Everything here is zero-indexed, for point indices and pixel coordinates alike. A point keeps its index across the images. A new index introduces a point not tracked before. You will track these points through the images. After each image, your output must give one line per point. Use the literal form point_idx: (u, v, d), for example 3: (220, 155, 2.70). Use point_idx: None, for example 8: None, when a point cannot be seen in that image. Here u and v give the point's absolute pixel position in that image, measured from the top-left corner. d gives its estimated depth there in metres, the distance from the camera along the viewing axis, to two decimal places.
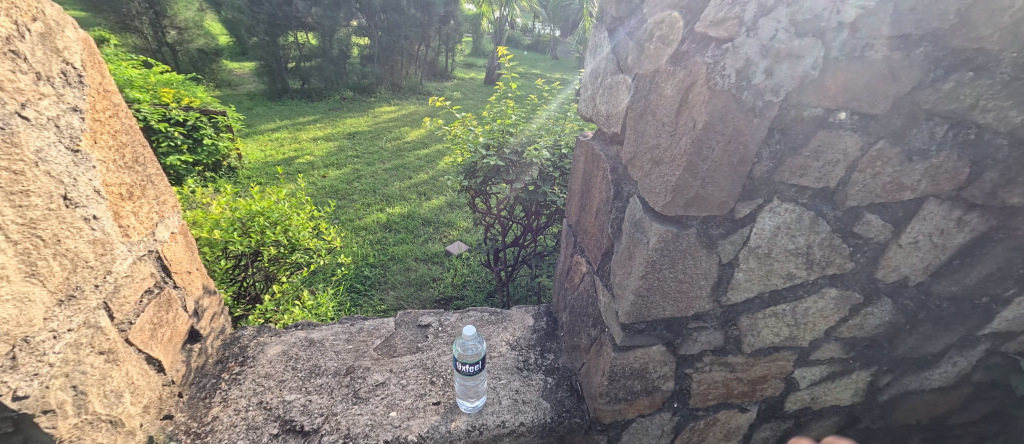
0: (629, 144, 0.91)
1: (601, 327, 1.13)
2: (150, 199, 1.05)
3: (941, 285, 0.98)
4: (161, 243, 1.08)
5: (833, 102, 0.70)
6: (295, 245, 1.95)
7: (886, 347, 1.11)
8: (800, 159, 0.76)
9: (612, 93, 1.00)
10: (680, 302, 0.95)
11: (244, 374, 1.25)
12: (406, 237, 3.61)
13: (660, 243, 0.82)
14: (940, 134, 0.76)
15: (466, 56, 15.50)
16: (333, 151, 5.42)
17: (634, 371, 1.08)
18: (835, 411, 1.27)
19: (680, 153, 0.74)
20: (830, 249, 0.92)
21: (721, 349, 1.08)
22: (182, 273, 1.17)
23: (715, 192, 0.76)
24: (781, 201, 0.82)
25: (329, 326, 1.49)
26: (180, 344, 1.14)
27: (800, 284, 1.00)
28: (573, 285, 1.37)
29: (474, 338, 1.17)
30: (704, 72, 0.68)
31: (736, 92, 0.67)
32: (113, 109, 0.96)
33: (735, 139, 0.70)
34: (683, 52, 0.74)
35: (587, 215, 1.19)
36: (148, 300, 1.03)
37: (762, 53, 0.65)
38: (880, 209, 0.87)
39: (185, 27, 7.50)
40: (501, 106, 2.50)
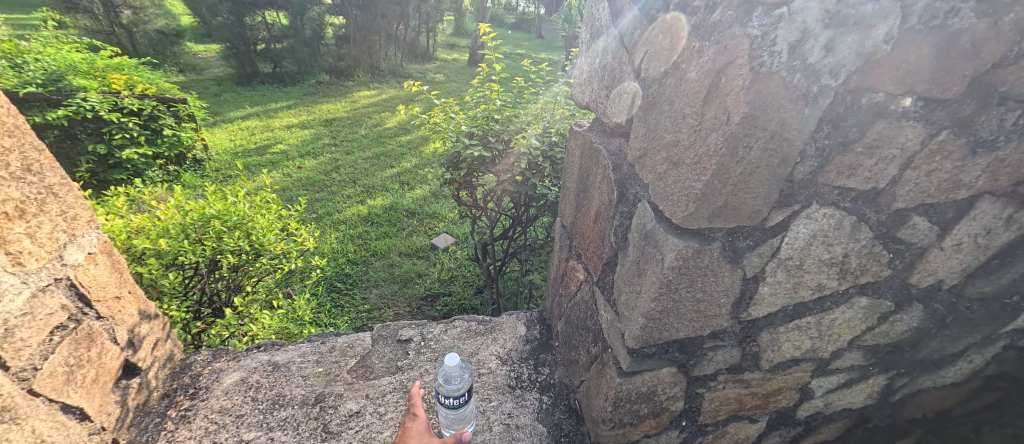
0: (637, 139, 0.75)
1: (603, 345, 1.00)
2: (52, 215, 0.85)
3: (975, 287, 0.86)
4: (74, 267, 0.89)
5: (899, 86, 0.56)
6: (260, 251, 1.76)
7: (908, 351, 0.99)
8: (851, 156, 0.62)
9: (614, 75, 0.85)
10: (696, 322, 0.82)
11: (195, 410, 1.09)
12: (388, 230, 3.41)
13: (678, 260, 0.68)
14: (1012, 121, 0.61)
15: (448, 36, 14.93)
16: (308, 139, 5.12)
17: (642, 395, 0.95)
18: (850, 419, 1.18)
19: (708, 153, 0.58)
20: (868, 256, 0.79)
21: (737, 366, 0.96)
22: (107, 301, 0.98)
23: (747, 200, 0.61)
24: (821, 205, 0.68)
25: (297, 345, 1.33)
26: (110, 383, 0.97)
27: (829, 295, 0.87)
28: (569, 294, 1.23)
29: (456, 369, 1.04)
30: (746, 47, 0.52)
31: (786, 75, 0.51)
32: None
33: (779, 135, 0.55)
34: (713, 23, 0.56)
35: (584, 217, 1.04)
36: (60, 338, 0.85)
37: (824, 21, 0.48)
38: (928, 210, 0.74)
39: (141, 6, 6.93)
40: (485, 90, 2.30)
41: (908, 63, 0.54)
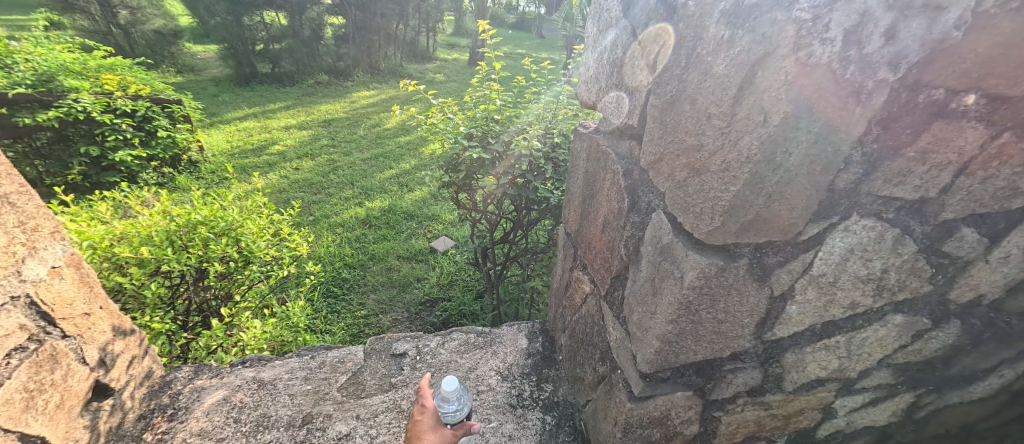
0: (651, 142, 0.68)
1: (612, 365, 0.92)
2: (10, 228, 0.77)
3: (1017, 302, 0.78)
4: (34, 283, 0.82)
5: (962, 80, 0.48)
6: (249, 258, 1.69)
7: (940, 368, 0.90)
8: (901, 162, 0.55)
9: (624, 71, 0.77)
10: (716, 344, 0.74)
11: (173, 433, 1.01)
12: (386, 234, 3.33)
13: (699, 279, 0.61)
14: None
15: (448, 36, 14.84)
16: (306, 140, 5.05)
17: (654, 421, 0.87)
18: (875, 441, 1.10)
19: (741, 159, 0.51)
20: (908, 272, 0.71)
21: (757, 388, 0.88)
22: (74, 318, 0.91)
23: (783, 213, 0.53)
24: (861, 216, 0.60)
25: (285, 361, 1.26)
26: (78, 408, 0.90)
27: (861, 312, 0.79)
28: (573, 306, 1.15)
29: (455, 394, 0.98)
30: (791, 34, 0.44)
31: (838, 67, 0.44)
32: None
33: (823, 139, 0.47)
34: (748, 8, 0.49)
35: (590, 226, 0.96)
36: (19, 361, 0.77)
37: (887, 2, 0.40)
38: (977, 220, 0.66)
39: (139, 7, 6.88)
40: (485, 90, 2.23)
41: (976, 53, 0.46)
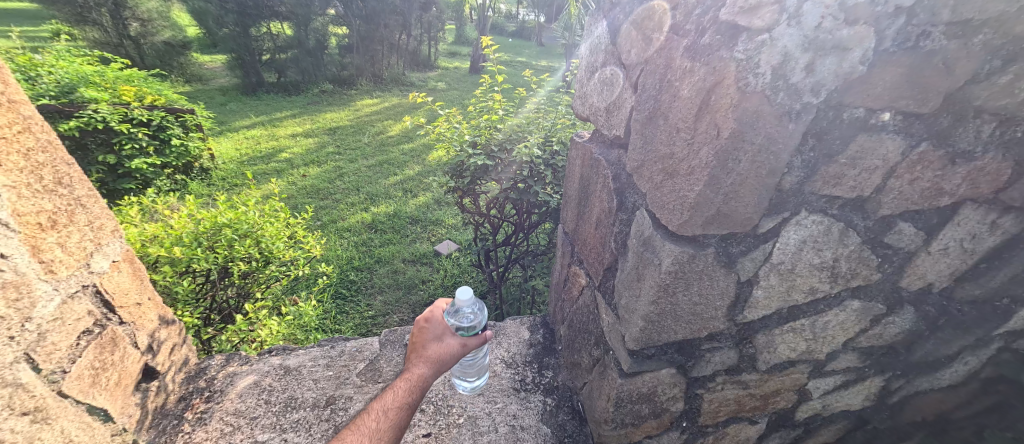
0: (635, 151, 0.80)
1: (605, 347, 1.03)
2: (81, 226, 0.90)
3: (963, 289, 0.89)
4: (99, 274, 0.95)
5: (877, 102, 0.60)
6: (269, 258, 1.81)
7: (903, 352, 1.02)
8: (835, 167, 0.66)
9: (612, 90, 0.90)
10: (693, 324, 0.86)
11: (210, 412, 1.13)
12: (391, 237, 3.45)
13: (674, 265, 0.72)
14: (987, 132, 0.66)
15: (450, 45, 15.07)
16: (313, 148, 5.18)
17: (642, 396, 0.99)
18: (847, 421, 1.20)
19: (701, 165, 0.63)
20: (858, 261, 0.82)
21: (735, 368, 1.00)
22: (129, 307, 1.03)
23: (739, 208, 0.65)
24: (810, 212, 0.72)
25: (308, 350, 1.38)
26: (132, 386, 1.02)
27: (822, 298, 0.90)
28: (572, 299, 1.26)
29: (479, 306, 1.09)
30: (732, 70, 0.56)
31: (770, 94, 0.56)
32: (23, 123, 0.81)
33: (766, 148, 0.59)
34: (704, 45, 0.61)
35: (585, 224, 1.08)
36: (87, 342, 0.90)
37: (804, 45, 0.53)
38: (913, 216, 0.78)
39: (149, 19, 7.08)
40: (488, 100, 2.38)
41: (884, 81, 0.59)
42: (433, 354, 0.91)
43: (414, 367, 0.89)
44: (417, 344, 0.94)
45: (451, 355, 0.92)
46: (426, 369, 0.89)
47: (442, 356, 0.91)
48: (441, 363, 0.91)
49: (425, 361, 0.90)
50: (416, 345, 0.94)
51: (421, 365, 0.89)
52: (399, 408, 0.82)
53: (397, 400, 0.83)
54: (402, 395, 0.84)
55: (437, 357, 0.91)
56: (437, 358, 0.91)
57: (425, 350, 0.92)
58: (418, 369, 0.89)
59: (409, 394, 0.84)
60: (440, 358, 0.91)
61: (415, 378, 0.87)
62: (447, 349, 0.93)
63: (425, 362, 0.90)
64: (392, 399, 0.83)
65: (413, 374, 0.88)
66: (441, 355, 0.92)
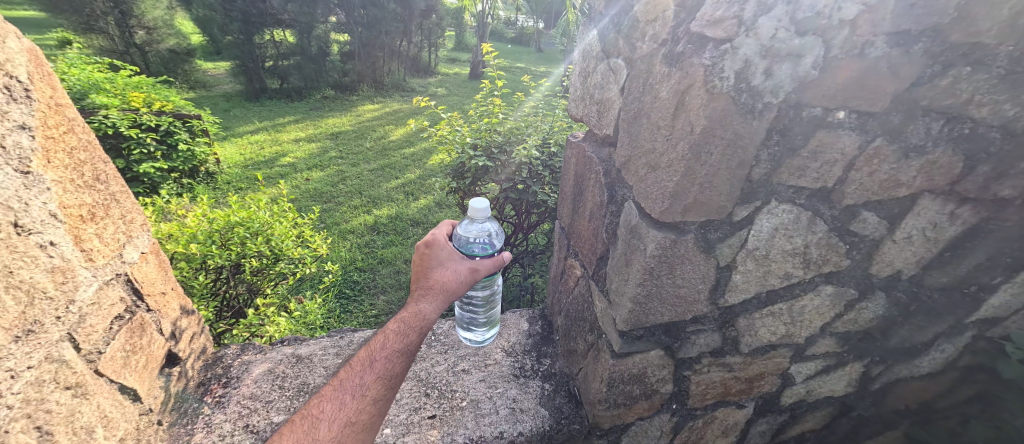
0: (622, 147, 0.88)
1: (598, 332, 1.11)
2: (115, 219, 0.99)
3: (933, 277, 0.97)
4: (130, 264, 1.03)
5: (832, 102, 0.68)
6: (278, 255, 1.90)
7: (879, 339, 1.10)
8: (799, 159, 0.74)
9: (602, 93, 0.99)
10: (678, 307, 0.93)
11: (228, 396, 1.22)
12: (394, 239, 3.53)
13: (658, 250, 0.80)
14: (936, 129, 0.75)
15: (450, 51, 15.22)
16: (315, 152, 5.27)
17: (633, 377, 1.06)
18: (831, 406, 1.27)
19: (678, 158, 0.71)
20: (827, 247, 0.90)
21: (719, 350, 1.07)
22: (155, 296, 1.11)
23: (713, 197, 0.74)
24: (779, 202, 0.80)
25: (317, 340, 1.46)
26: (157, 370, 1.10)
27: (797, 283, 0.98)
28: (568, 289, 1.34)
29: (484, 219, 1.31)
30: (702, 74, 0.65)
31: (735, 95, 0.64)
32: (68, 124, 0.89)
33: (734, 142, 0.67)
34: (678, 53, 0.70)
35: (580, 218, 1.16)
36: (119, 327, 0.98)
37: (762, 53, 0.62)
38: (876, 206, 0.86)
39: (154, 27, 7.22)
40: (488, 104, 2.48)
41: (837, 83, 0.66)
42: (443, 282, 0.99)
43: (417, 304, 0.95)
44: (423, 274, 1.01)
45: (462, 281, 1.01)
46: (431, 304, 0.96)
47: (453, 283, 1.00)
48: (451, 290, 0.99)
49: (430, 294, 0.97)
50: (420, 276, 1.01)
51: (426, 299, 0.96)
52: (406, 346, 0.89)
53: (402, 339, 0.90)
54: (406, 334, 0.90)
55: (442, 281, 0.99)
56: (442, 285, 0.98)
57: (432, 281, 0.99)
58: (418, 306, 0.94)
59: (413, 331, 0.90)
60: (450, 285, 0.99)
61: (419, 315, 0.93)
62: (457, 276, 1.01)
63: (429, 297, 0.96)
64: (396, 339, 0.89)
65: (416, 311, 0.94)
66: (452, 282, 1.00)
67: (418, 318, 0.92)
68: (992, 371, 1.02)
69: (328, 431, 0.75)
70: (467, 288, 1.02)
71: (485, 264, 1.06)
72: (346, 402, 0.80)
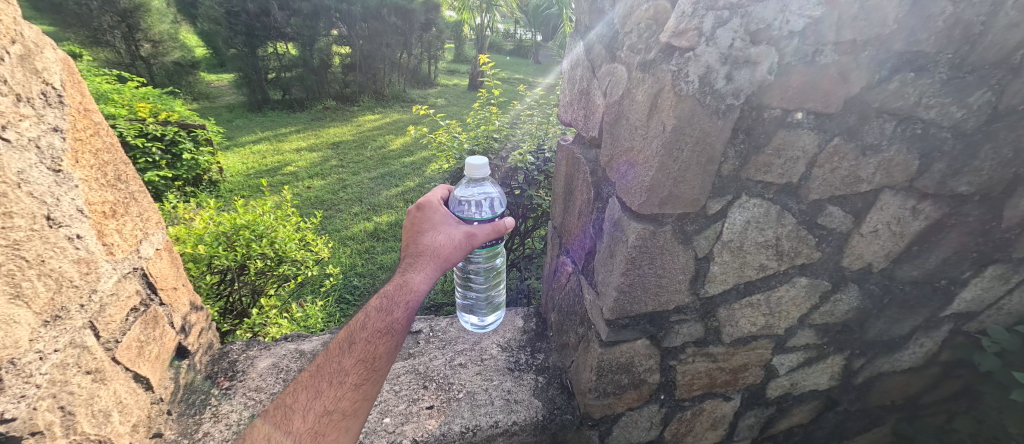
0: (606, 148, 0.98)
1: (588, 324, 1.17)
2: (133, 216, 1.06)
3: (903, 270, 1.02)
4: (146, 259, 1.09)
5: (790, 104, 0.76)
6: (282, 257, 1.98)
7: (858, 330, 1.13)
8: (764, 157, 0.82)
9: (587, 101, 1.08)
10: (660, 297, 1.00)
11: (234, 389, 1.28)
12: (393, 245, 3.58)
13: (638, 240, 0.88)
14: (890, 129, 0.82)
15: (449, 63, 15.45)
16: (317, 161, 5.36)
17: (621, 366, 1.12)
18: (817, 401, 1.29)
19: (652, 155, 0.80)
20: (797, 240, 0.95)
21: (702, 340, 1.12)
22: (167, 290, 1.18)
23: (687, 191, 0.83)
24: (749, 196, 0.88)
25: (319, 337, 1.54)
26: (168, 361, 1.16)
27: (772, 275, 1.01)
28: (560, 286, 1.40)
29: (481, 180, 1.39)
30: (670, 78, 0.74)
31: (701, 97, 0.73)
32: (94, 127, 0.97)
33: (703, 140, 0.77)
34: (650, 60, 0.80)
35: (569, 216, 1.23)
36: (135, 318, 1.04)
37: (722, 60, 0.71)
38: (841, 201, 0.91)
39: (160, 40, 7.38)
40: (485, 113, 2.57)
41: (792, 85, 0.74)
42: (436, 248, 1.03)
43: (402, 279, 0.98)
44: (415, 240, 1.05)
45: (457, 246, 1.05)
46: (417, 277, 0.98)
47: (447, 248, 1.03)
48: (442, 258, 1.02)
49: (419, 265, 1.00)
50: (413, 243, 1.05)
51: (414, 270, 0.99)
52: (388, 325, 0.92)
53: (385, 318, 0.93)
54: (387, 313, 0.93)
55: (434, 245, 1.03)
56: (433, 251, 1.02)
57: (424, 248, 1.03)
58: (405, 279, 0.98)
59: (396, 308, 0.93)
60: (442, 252, 1.03)
61: (403, 291, 0.96)
62: (450, 242, 1.05)
63: (417, 269, 1.00)
64: (378, 319, 0.93)
65: (400, 288, 0.97)
66: (446, 248, 1.03)
67: (401, 295, 0.95)
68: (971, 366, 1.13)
69: (303, 421, 0.80)
70: (463, 253, 1.06)
71: (483, 229, 1.10)
72: (323, 390, 0.84)
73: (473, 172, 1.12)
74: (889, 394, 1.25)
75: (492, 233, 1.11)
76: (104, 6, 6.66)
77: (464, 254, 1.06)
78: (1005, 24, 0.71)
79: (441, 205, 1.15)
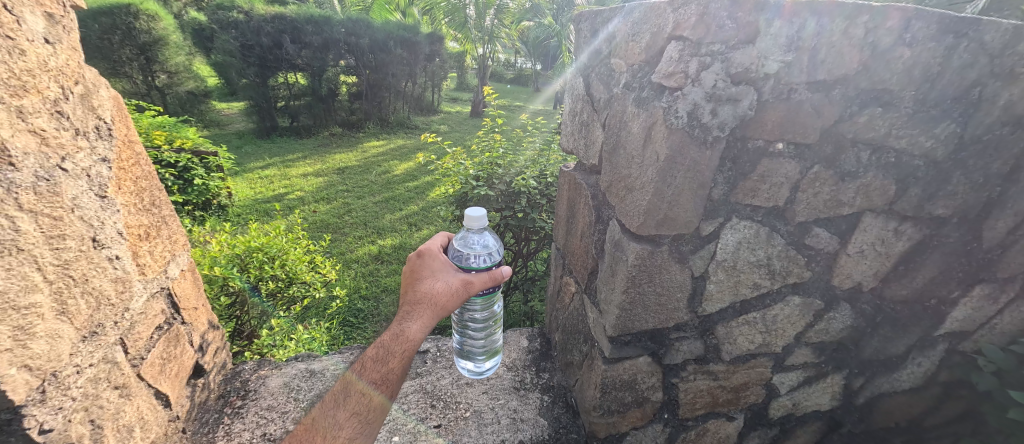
0: (606, 174, 1.07)
1: (591, 342, 1.22)
2: (164, 239, 1.13)
3: (892, 290, 1.06)
4: (172, 279, 1.16)
5: (772, 135, 0.86)
6: (292, 278, 2.10)
7: (854, 349, 1.15)
8: (750, 183, 0.91)
9: (589, 133, 1.19)
10: (660, 313, 1.06)
11: (246, 407, 1.31)
12: (397, 268, 3.62)
13: (638, 259, 0.96)
14: (865, 158, 0.90)
15: (451, 92, 15.89)
16: (323, 186, 5.49)
17: (625, 383, 1.16)
18: (822, 423, 1.29)
19: (649, 181, 0.90)
20: (788, 260, 1.01)
21: (703, 358, 1.15)
22: (189, 310, 1.24)
23: (681, 213, 0.92)
24: (739, 218, 0.95)
25: (329, 357, 1.60)
26: (185, 379, 1.20)
27: (767, 293, 1.06)
28: (563, 306, 1.45)
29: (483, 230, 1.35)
30: (661, 114, 0.85)
31: (689, 130, 0.84)
32: (135, 157, 1.06)
33: (694, 168, 0.88)
34: (644, 98, 0.90)
35: (573, 238, 1.30)
36: (159, 336, 1.09)
37: (707, 98, 0.82)
38: (826, 223, 0.97)
39: (175, 71, 7.69)
40: (489, 140, 2.70)
41: (769, 119, 0.85)
42: (434, 296, 1.06)
43: (399, 329, 1.02)
44: (413, 287, 1.09)
45: (454, 293, 1.08)
46: (414, 326, 1.02)
47: (444, 296, 1.06)
48: (439, 306, 1.05)
49: (416, 314, 1.04)
50: (411, 290, 1.08)
51: (411, 319, 1.03)
52: (384, 376, 0.97)
53: (380, 369, 0.97)
54: (383, 364, 0.98)
55: (432, 292, 1.06)
56: (431, 298, 1.05)
57: (422, 295, 1.06)
58: (402, 328, 1.02)
59: (392, 359, 0.98)
60: (440, 300, 1.05)
61: (400, 341, 1.00)
62: (448, 289, 1.07)
63: (414, 318, 1.03)
64: (374, 370, 0.97)
65: (397, 338, 1.01)
66: (443, 296, 1.06)
67: (399, 346, 0.99)
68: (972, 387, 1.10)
69: None
70: (460, 300, 1.08)
71: (480, 277, 1.12)
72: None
73: (471, 223, 1.18)
74: (892, 415, 1.19)
75: (489, 281, 1.12)
76: (124, 40, 6.97)
77: (462, 301, 1.08)
78: (960, 65, 0.80)
79: (441, 253, 1.19)
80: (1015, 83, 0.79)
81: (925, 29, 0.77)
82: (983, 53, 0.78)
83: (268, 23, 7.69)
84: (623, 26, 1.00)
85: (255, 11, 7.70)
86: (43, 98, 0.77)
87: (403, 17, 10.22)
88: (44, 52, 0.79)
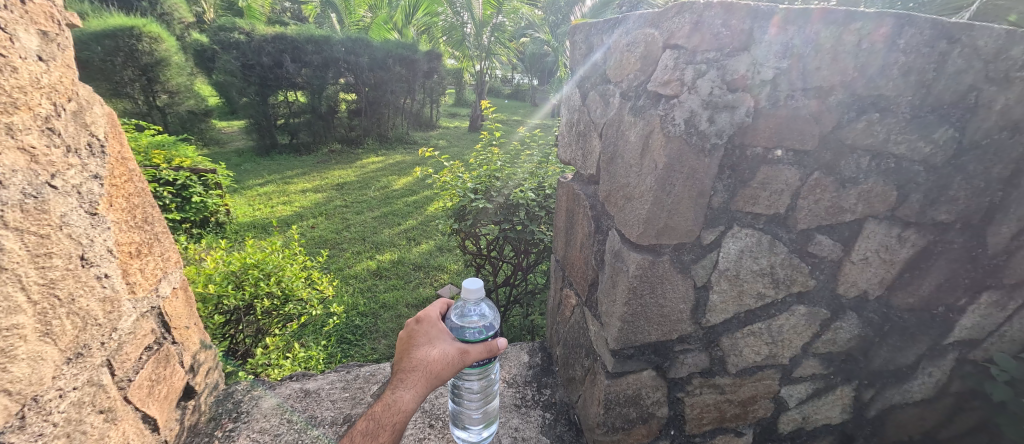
0: (605, 184, 1.07)
1: (593, 356, 1.19)
2: (155, 256, 1.11)
3: (900, 298, 1.03)
4: (163, 298, 1.13)
5: (770, 143, 0.86)
6: (288, 295, 2.06)
7: (863, 359, 1.12)
8: (750, 190, 0.90)
9: (586, 144, 1.19)
10: (663, 326, 1.04)
11: (237, 430, 1.27)
12: (396, 283, 3.57)
13: (639, 270, 0.94)
14: (865, 164, 0.89)
15: (451, 107, 16.09)
16: (322, 202, 5.48)
17: (628, 398, 1.13)
18: (834, 439, 1.24)
19: (648, 190, 0.89)
20: (791, 268, 0.99)
21: (709, 370, 1.11)
22: (180, 329, 1.21)
23: (681, 221, 0.91)
24: (741, 226, 0.94)
25: (325, 376, 1.57)
26: (175, 401, 1.16)
27: (771, 303, 1.04)
28: (564, 319, 1.43)
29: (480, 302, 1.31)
30: (658, 122, 0.85)
31: (687, 137, 0.83)
32: (128, 174, 1.05)
33: (693, 175, 0.87)
34: (641, 106, 0.91)
35: (572, 249, 1.29)
36: (147, 356, 1.06)
37: (704, 105, 0.81)
38: (828, 230, 0.95)
39: (177, 91, 7.78)
40: (487, 153, 2.69)
41: (764, 127, 0.85)
42: (428, 364, 1.03)
43: (391, 398, 0.98)
44: (409, 353, 1.07)
45: (450, 362, 1.04)
46: (406, 395, 0.99)
47: (440, 364, 1.03)
48: (434, 374, 1.02)
49: (410, 382, 1.01)
50: (407, 357, 1.06)
51: (405, 387, 1.00)
52: None
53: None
54: (372, 439, 0.92)
55: (428, 359, 1.04)
56: (426, 366, 1.03)
57: (417, 363, 1.04)
58: (395, 398, 0.98)
59: (381, 432, 0.93)
60: (434, 368, 1.03)
61: (392, 412, 0.96)
62: (444, 357, 1.04)
63: (407, 386, 1.00)
64: None
65: (388, 408, 0.97)
66: (437, 364, 1.03)
67: (389, 417, 0.95)
68: (986, 398, 1.06)
69: None
70: (454, 370, 1.04)
71: (476, 346, 1.08)
72: None
73: (468, 294, 1.15)
74: (905, 429, 1.15)
75: (485, 353, 1.08)
76: (126, 62, 7.08)
77: (456, 370, 1.04)
78: (955, 70, 0.79)
79: (440, 319, 1.18)
80: (1011, 87, 0.79)
81: (918, 35, 0.77)
82: (977, 57, 0.78)
83: (269, 43, 7.80)
84: (618, 37, 0.99)
85: (255, 32, 7.83)
86: (34, 115, 0.77)
87: (401, 36, 10.41)
88: (37, 69, 0.78)
